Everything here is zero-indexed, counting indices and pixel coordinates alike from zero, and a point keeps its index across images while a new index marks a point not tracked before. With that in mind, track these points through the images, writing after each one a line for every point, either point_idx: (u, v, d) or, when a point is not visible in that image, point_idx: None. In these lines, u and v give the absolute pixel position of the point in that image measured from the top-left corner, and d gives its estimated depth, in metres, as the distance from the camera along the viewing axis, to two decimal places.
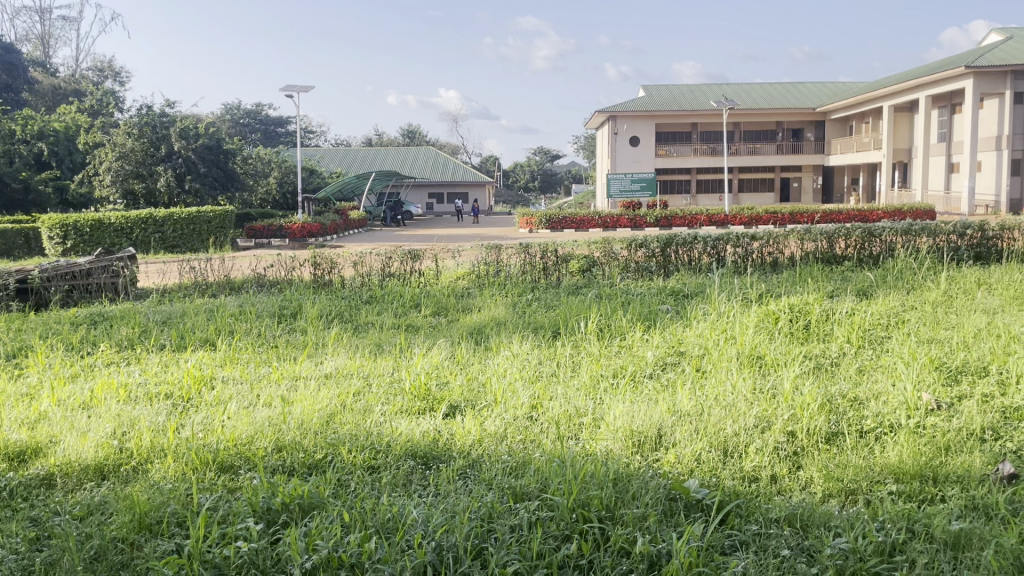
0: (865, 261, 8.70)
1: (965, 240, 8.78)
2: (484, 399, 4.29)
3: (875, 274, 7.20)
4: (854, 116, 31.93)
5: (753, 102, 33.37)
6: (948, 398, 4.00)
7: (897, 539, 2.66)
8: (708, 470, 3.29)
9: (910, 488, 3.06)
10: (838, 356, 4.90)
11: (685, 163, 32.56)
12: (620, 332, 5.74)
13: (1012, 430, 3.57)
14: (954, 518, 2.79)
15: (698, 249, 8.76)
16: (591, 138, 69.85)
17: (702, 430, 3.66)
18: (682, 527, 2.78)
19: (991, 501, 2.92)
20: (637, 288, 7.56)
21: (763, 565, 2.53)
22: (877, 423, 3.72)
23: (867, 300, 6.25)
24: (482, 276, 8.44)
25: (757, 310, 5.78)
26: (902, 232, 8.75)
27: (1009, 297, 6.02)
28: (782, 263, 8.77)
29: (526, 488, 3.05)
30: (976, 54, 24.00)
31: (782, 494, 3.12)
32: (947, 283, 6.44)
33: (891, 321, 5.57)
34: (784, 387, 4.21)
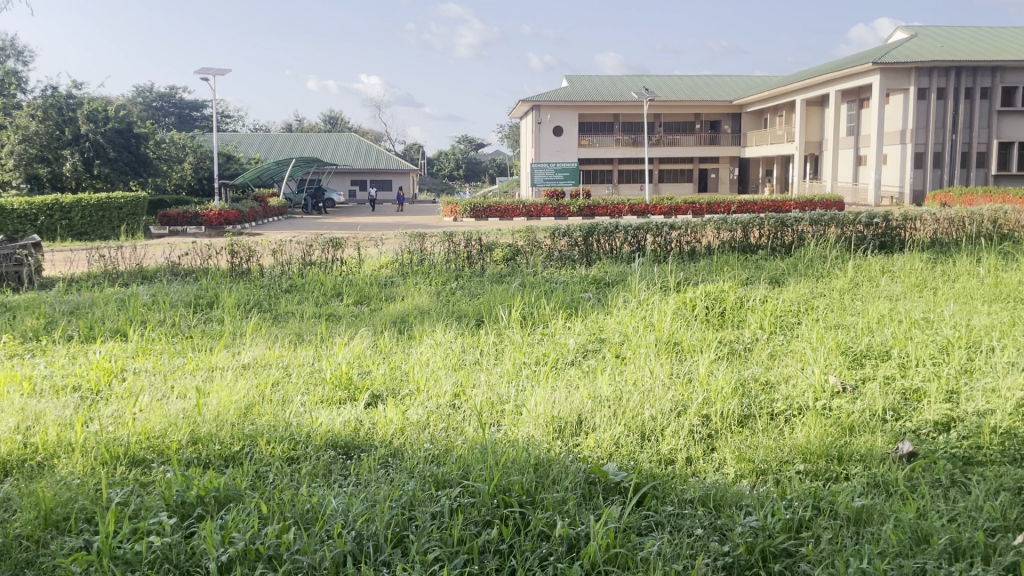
0: (778, 249, 8.97)
1: (870, 231, 9.16)
2: (406, 387, 4.29)
3: (788, 263, 7.45)
4: (769, 109, 32.96)
5: (673, 93, 34.01)
6: (853, 380, 4.19)
7: (804, 516, 2.77)
8: (626, 454, 3.37)
9: (817, 467, 3.20)
10: (751, 341, 5.06)
11: (607, 153, 32.95)
12: (543, 320, 5.79)
13: (911, 411, 3.76)
14: (856, 496, 2.93)
15: (619, 239, 8.87)
16: (515, 127, 70.14)
17: (620, 414, 3.76)
18: (600, 509, 2.84)
19: (891, 478, 3.07)
20: (560, 277, 7.62)
21: (677, 544, 2.61)
22: (786, 406, 3.87)
23: (779, 288, 6.47)
24: (405, 264, 8.40)
25: (675, 297, 5.93)
26: (812, 222, 9.07)
27: (911, 283, 6.31)
28: (699, 252, 8.96)
29: (448, 476, 3.06)
30: (883, 50, 25.02)
31: (696, 476, 3.21)
32: (853, 272, 6.71)
33: (801, 307, 5.78)
34: (699, 372, 4.34)
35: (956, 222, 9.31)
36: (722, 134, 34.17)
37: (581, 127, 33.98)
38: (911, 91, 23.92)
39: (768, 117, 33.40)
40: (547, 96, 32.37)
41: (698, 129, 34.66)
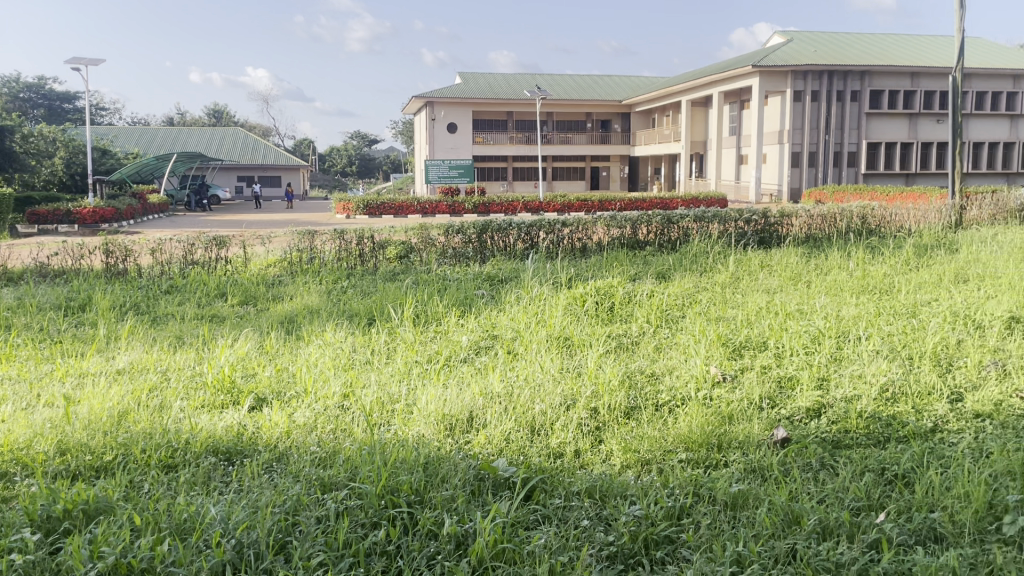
0: (665, 246, 9.22)
1: (749, 227, 9.58)
2: (293, 389, 4.18)
3: (674, 258, 7.69)
4: (656, 109, 33.92)
5: (565, 92, 34.51)
6: (732, 369, 4.36)
7: (685, 504, 2.86)
8: (516, 449, 3.39)
9: (698, 455, 3.32)
10: (638, 335, 5.19)
11: (501, 150, 33.14)
12: (435, 318, 5.74)
13: (785, 399, 3.93)
14: (734, 481, 3.04)
15: (512, 236, 8.91)
16: (409, 124, 69.58)
17: (511, 409, 3.78)
18: (489, 505, 2.85)
19: (766, 463, 3.21)
20: (454, 274, 7.59)
21: (564, 536, 2.64)
22: (670, 397, 3.99)
23: (665, 282, 6.66)
24: (294, 264, 8.20)
25: (566, 293, 6.01)
26: (695, 219, 9.42)
27: (786, 277, 6.61)
28: (590, 249, 9.10)
29: (334, 478, 3.00)
30: (761, 54, 26.17)
31: (584, 468, 3.27)
32: (733, 266, 6.99)
33: (685, 301, 5.98)
34: (588, 366, 4.42)
35: (828, 218, 9.80)
36: (612, 133, 34.92)
37: (475, 125, 34.01)
38: (787, 94, 25.08)
39: (656, 117, 34.38)
40: (440, 93, 32.20)
41: (590, 127, 35.32)
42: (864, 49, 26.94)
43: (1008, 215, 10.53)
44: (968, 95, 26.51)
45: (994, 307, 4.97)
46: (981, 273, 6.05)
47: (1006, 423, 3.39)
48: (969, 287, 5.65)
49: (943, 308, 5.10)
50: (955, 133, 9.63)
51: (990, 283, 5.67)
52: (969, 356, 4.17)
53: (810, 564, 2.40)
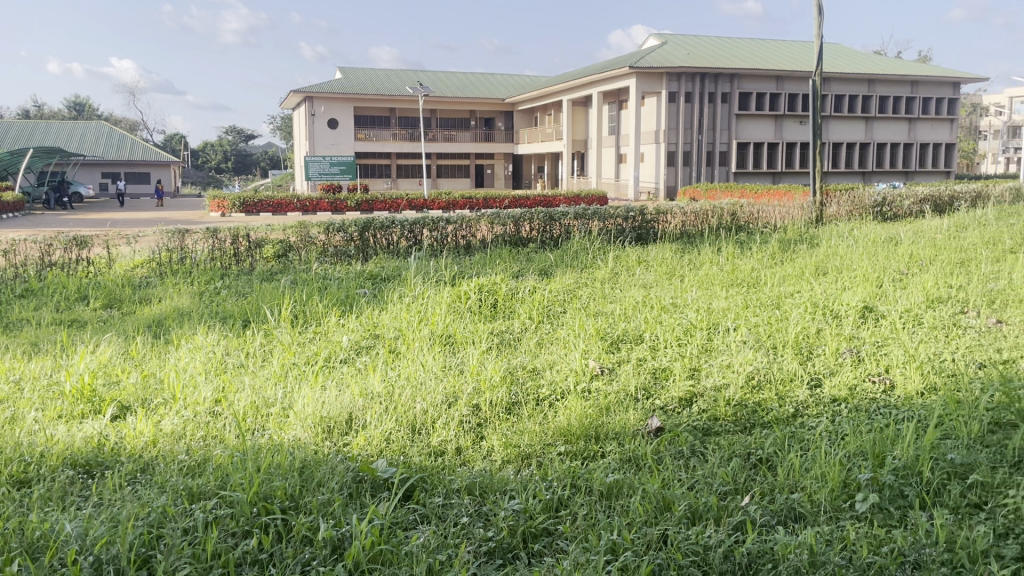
0: (547, 242, 9.35)
1: (628, 224, 9.84)
2: (161, 395, 3.99)
3: (556, 255, 7.80)
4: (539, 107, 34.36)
5: (448, 90, 34.44)
6: (610, 363, 4.47)
7: (563, 495, 2.90)
8: (396, 449, 3.35)
9: (577, 447, 3.37)
10: (520, 331, 5.23)
11: (384, 147, 32.76)
12: (315, 318, 5.61)
13: (660, 389, 4.06)
14: (610, 472, 3.10)
15: (395, 234, 8.81)
16: (287, 120, 67.73)
17: (391, 409, 3.74)
18: (367, 507, 2.81)
19: (640, 453, 3.29)
20: (334, 273, 7.43)
21: (442, 534, 2.63)
22: (550, 391, 4.04)
23: (547, 279, 6.74)
24: (164, 264, 7.83)
25: (449, 291, 5.99)
26: (577, 216, 9.60)
27: (662, 272, 6.83)
28: (474, 247, 9.12)
29: (204, 487, 2.88)
30: (639, 55, 26.93)
31: (465, 465, 3.27)
32: (612, 262, 7.16)
33: (565, 297, 6.08)
34: (470, 363, 4.42)
35: (702, 215, 10.18)
36: (495, 131, 35.14)
37: (357, 121, 33.46)
38: (663, 94, 25.90)
39: (538, 115, 34.82)
40: (320, 88, 31.47)
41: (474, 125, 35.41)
42: (734, 53, 28.17)
43: (862, 211, 11.24)
44: (828, 98, 28.14)
45: (849, 297, 5.29)
46: (838, 266, 6.43)
47: (860, 405, 3.60)
48: (828, 279, 6.00)
49: (804, 299, 5.39)
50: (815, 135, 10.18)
51: (846, 275, 6.04)
52: (827, 344, 4.42)
53: (680, 549, 2.47)
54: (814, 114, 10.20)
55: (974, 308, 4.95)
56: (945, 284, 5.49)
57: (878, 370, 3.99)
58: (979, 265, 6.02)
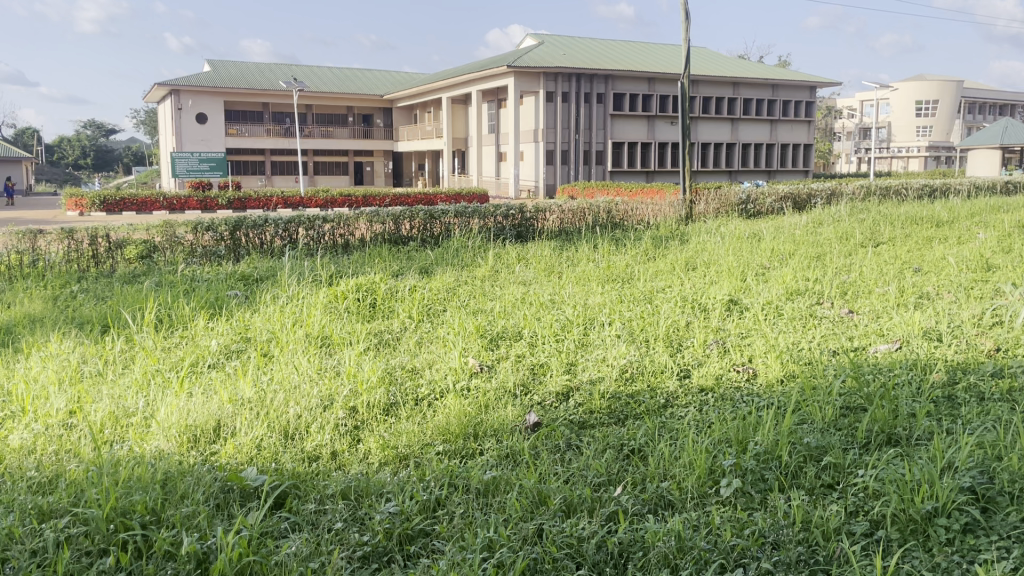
0: (428, 241, 9.31)
1: (508, 222, 9.92)
2: (8, 409, 3.71)
3: (436, 253, 7.76)
4: (417, 105, 34.15)
5: (324, 85, 33.72)
6: (489, 360, 4.47)
7: (439, 495, 2.87)
8: (268, 456, 3.24)
9: (455, 446, 3.34)
10: (399, 331, 5.16)
11: (257, 143, 31.72)
12: (182, 322, 5.36)
13: (538, 384, 4.09)
14: (487, 469, 3.10)
15: (269, 233, 8.54)
16: (153, 114, 64.58)
17: (263, 415, 3.61)
18: (235, 517, 2.70)
19: (518, 448, 3.29)
20: (203, 274, 7.13)
21: (315, 541, 2.57)
22: (429, 391, 4.01)
23: (427, 277, 6.70)
24: (12, 268, 7.30)
25: (325, 291, 5.85)
26: (456, 214, 9.60)
27: (541, 269, 6.92)
28: (353, 245, 8.95)
29: (55, 505, 2.69)
30: (516, 55, 27.21)
31: (341, 469, 3.19)
32: (492, 260, 7.19)
33: (445, 295, 6.05)
34: (347, 365, 4.32)
35: (578, 213, 10.37)
36: (374, 128, 34.69)
37: (228, 116, 32.25)
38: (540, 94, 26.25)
39: (417, 112, 34.59)
40: (188, 81, 30.11)
41: (351, 122, 34.82)
42: (608, 54, 28.90)
43: (729, 208, 11.76)
44: (696, 100, 29.29)
45: (716, 291, 5.52)
46: (707, 261, 6.70)
47: (725, 394, 3.76)
48: (696, 274, 6.24)
49: (674, 293, 5.58)
50: (684, 136, 10.56)
51: (714, 269, 6.30)
52: (696, 336, 4.59)
53: (554, 542, 2.50)
54: (682, 115, 10.58)
55: (828, 299, 5.26)
56: (803, 277, 5.81)
57: (742, 360, 4.17)
58: (833, 259, 6.41)
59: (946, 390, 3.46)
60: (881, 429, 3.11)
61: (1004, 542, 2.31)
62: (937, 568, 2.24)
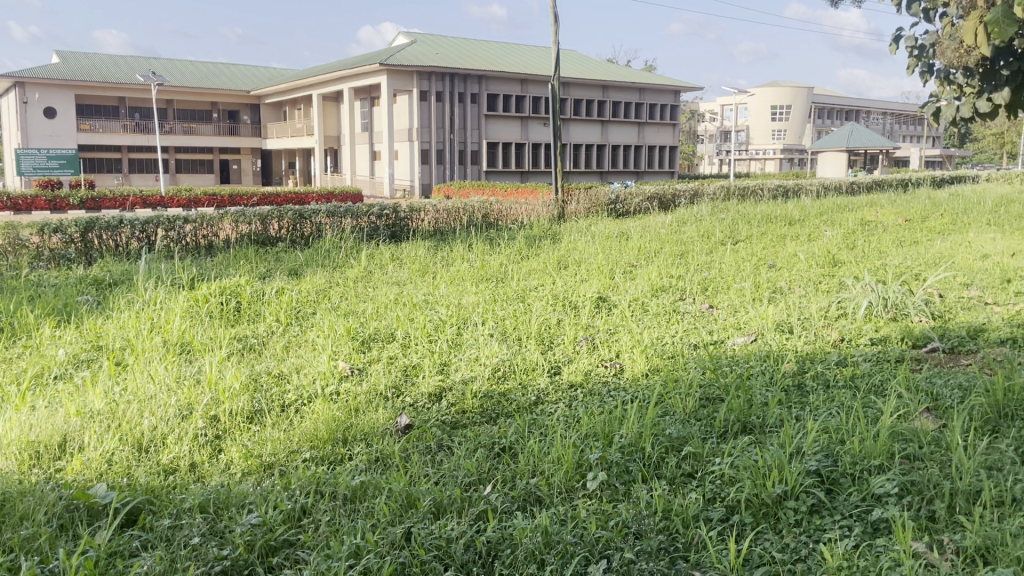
0: (297, 240, 9.06)
1: (381, 222, 9.79)
2: None
3: (306, 254, 7.55)
4: (287, 102, 33.24)
5: (186, 80, 32.28)
6: (360, 363, 4.39)
7: (305, 503, 2.79)
8: (120, 471, 3.06)
9: (323, 452, 3.26)
10: (266, 335, 4.99)
11: (114, 140, 29.97)
12: (24, 331, 4.98)
13: (410, 386, 4.04)
14: (356, 474, 3.03)
15: (125, 234, 8.08)
16: None
17: (114, 428, 3.41)
18: (81, 538, 2.53)
19: (388, 451, 3.24)
20: (50, 278, 6.68)
21: (170, 558, 2.44)
22: (296, 396, 3.89)
23: (297, 279, 6.51)
24: None
25: (186, 295, 5.58)
26: (327, 214, 9.40)
27: (415, 269, 6.86)
28: (217, 246, 8.59)
29: None
30: (389, 53, 26.94)
31: (200, 481, 3.05)
32: (365, 261, 7.08)
33: (315, 297, 5.90)
34: (208, 372, 4.13)
35: (452, 213, 10.36)
36: (241, 125, 33.52)
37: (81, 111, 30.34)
38: (414, 93, 26.08)
39: (287, 109, 33.66)
40: (33, 72, 28.10)
41: (216, 118, 33.48)
42: (480, 55, 29.06)
43: (598, 208, 12.05)
44: (567, 102, 29.89)
45: (586, 289, 5.64)
46: (578, 260, 6.84)
47: (593, 389, 3.84)
48: (567, 273, 6.34)
49: (546, 292, 5.66)
50: (556, 136, 10.75)
51: (584, 268, 6.44)
52: (566, 334, 4.67)
53: (422, 545, 2.47)
54: (553, 116, 10.75)
55: (690, 295, 5.47)
56: (667, 275, 6.01)
57: (610, 356, 4.28)
58: (695, 257, 6.68)
59: (796, 379, 3.68)
60: (736, 418, 3.26)
61: (846, 521, 2.46)
62: (786, 549, 2.37)
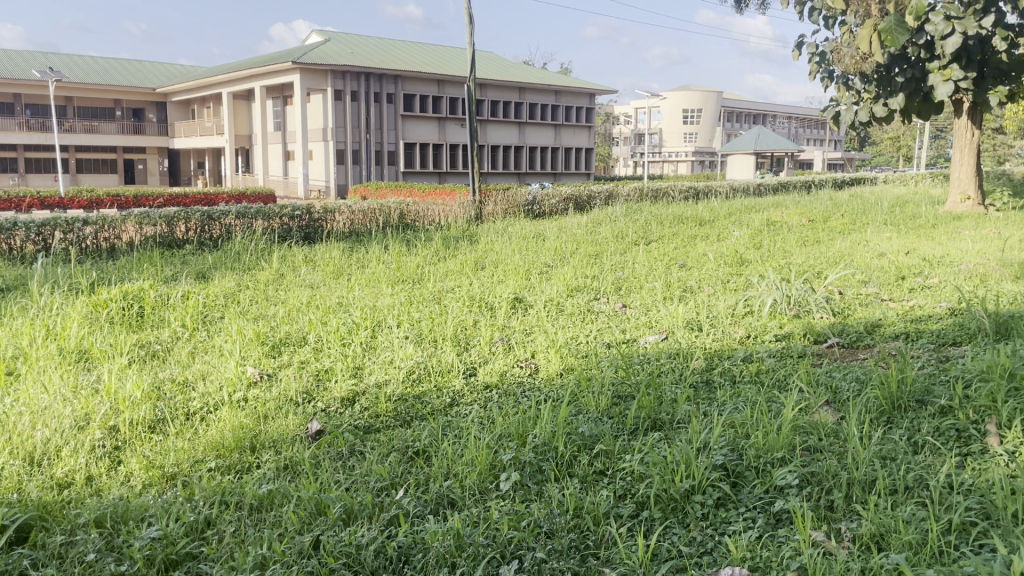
0: (206, 242, 8.79)
1: (294, 223, 9.60)
2: None
3: (215, 256, 7.34)
4: (196, 100, 32.28)
5: (88, 76, 30.97)
6: (270, 368, 4.28)
7: (209, 514, 2.70)
8: (9, 487, 2.89)
9: (230, 461, 3.16)
10: (170, 341, 4.82)
11: (8, 138, 28.49)
12: None
13: (322, 391, 3.96)
14: (264, 482, 2.95)
15: (19, 237, 7.69)
16: None
17: (4, 441, 3.23)
18: None
19: (298, 458, 3.16)
20: None
21: None
22: (201, 404, 3.77)
23: (204, 282, 6.32)
24: None
25: (84, 300, 5.34)
26: (237, 215, 9.15)
27: (328, 271, 6.75)
28: (120, 249, 8.25)
29: None
30: (302, 51, 26.46)
31: (97, 495, 2.91)
32: (276, 263, 6.92)
33: (223, 301, 5.73)
34: (107, 381, 3.96)
35: (368, 214, 10.24)
36: (147, 123, 32.36)
37: None
38: (328, 92, 25.68)
39: (196, 108, 32.68)
40: None
41: (120, 116, 32.23)
42: (397, 55, 28.84)
43: (515, 209, 12.11)
44: (484, 103, 29.94)
45: (502, 290, 5.65)
46: (495, 261, 6.85)
47: (508, 390, 3.84)
48: (484, 274, 6.34)
49: (462, 293, 5.65)
50: (473, 138, 10.75)
51: (501, 268, 6.45)
52: (482, 335, 4.66)
53: (332, 553, 2.42)
54: (470, 117, 10.74)
55: (604, 294, 5.55)
56: (582, 275, 6.08)
57: (525, 356, 4.29)
58: (610, 257, 6.77)
59: (705, 375, 3.76)
60: (647, 415, 3.32)
61: (750, 513, 2.53)
62: (692, 542, 2.42)
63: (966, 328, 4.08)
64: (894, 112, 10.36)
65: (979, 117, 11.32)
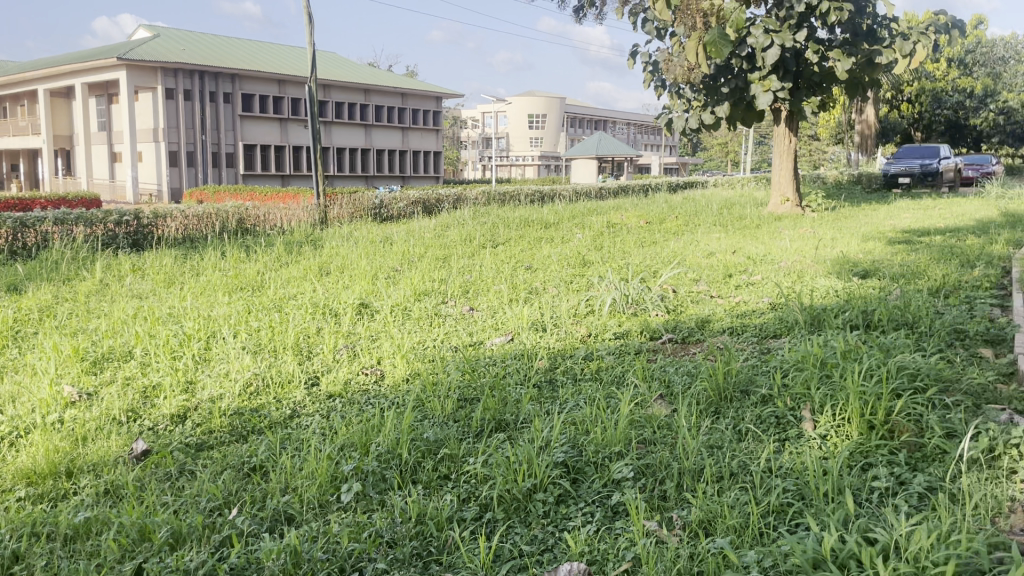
0: (19, 252, 8.06)
1: (121, 229, 9.02)
2: None
3: (28, 266, 6.77)
4: (8, 97, 29.67)
5: None
6: (91, 386, 3.98)
7: (17, 549, 2.48)
8: None
9: (42, 489, 2.91)
10: None
11: None
12: None
13: (149, 409, 3.72)
14: (82, 509, 2.74)
15: None
16: None
17: None
18: None
19: (121, 481, 2.95)
20: None
21: None
22: (10, 429, 3.46)
23: (15, 295, 5.81)
24: None
25: None
26: (56, 222, 8.43)
27: (159, 280, 6.38)
28: None
29: None
30: (129, 47, 24.93)
31: None
32: (100, 271, 6.47)
33: (37, 314, 5.30)
34: None
35: (203, 218, 9.80)
36: None
37: None
38: (159, 90, 24.34)
39: (9, 105, 30.04)
40: None
41: None
42: (234, 54, 27.71)
43: (362, 213, 11.93)
44: (328, 105, 29.33)
45: (347, 296, 5.53)
46: (340, 266, 6.71)
47: (352, 398, 3.76)
48: (329, 279, 6.20)
49: (304, 300, 5.49)
50: (316, 140, 10.47)
51: (347, 273, 6.32)
52: (325, 342, 4.54)
53: None
54: (312, 119, 10.47)
55: (452, 298, 5.56)
56: (430, 278, 6.06)
57: (370, 363, 4.22)
58: (457, 260, 6.80)
59: (549, 375, 3.84)
60: (492, 417, 3.34)
61: (589, 507, 2.60)
62: (534, 540, 2.45)
63: (785, 321, 4.39)
64: (720, 120, 11.00)
65: (796, 125, 12.25)
